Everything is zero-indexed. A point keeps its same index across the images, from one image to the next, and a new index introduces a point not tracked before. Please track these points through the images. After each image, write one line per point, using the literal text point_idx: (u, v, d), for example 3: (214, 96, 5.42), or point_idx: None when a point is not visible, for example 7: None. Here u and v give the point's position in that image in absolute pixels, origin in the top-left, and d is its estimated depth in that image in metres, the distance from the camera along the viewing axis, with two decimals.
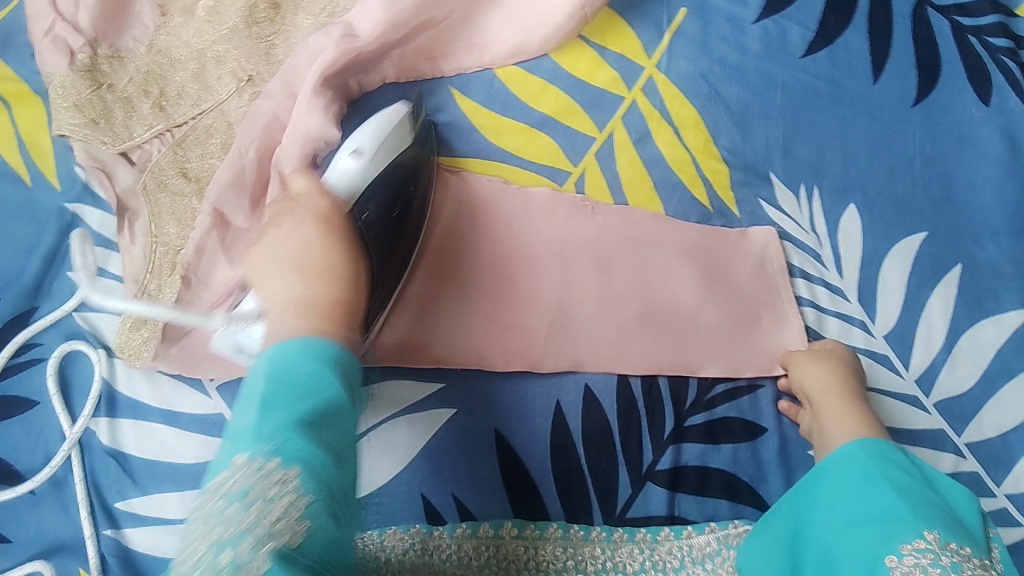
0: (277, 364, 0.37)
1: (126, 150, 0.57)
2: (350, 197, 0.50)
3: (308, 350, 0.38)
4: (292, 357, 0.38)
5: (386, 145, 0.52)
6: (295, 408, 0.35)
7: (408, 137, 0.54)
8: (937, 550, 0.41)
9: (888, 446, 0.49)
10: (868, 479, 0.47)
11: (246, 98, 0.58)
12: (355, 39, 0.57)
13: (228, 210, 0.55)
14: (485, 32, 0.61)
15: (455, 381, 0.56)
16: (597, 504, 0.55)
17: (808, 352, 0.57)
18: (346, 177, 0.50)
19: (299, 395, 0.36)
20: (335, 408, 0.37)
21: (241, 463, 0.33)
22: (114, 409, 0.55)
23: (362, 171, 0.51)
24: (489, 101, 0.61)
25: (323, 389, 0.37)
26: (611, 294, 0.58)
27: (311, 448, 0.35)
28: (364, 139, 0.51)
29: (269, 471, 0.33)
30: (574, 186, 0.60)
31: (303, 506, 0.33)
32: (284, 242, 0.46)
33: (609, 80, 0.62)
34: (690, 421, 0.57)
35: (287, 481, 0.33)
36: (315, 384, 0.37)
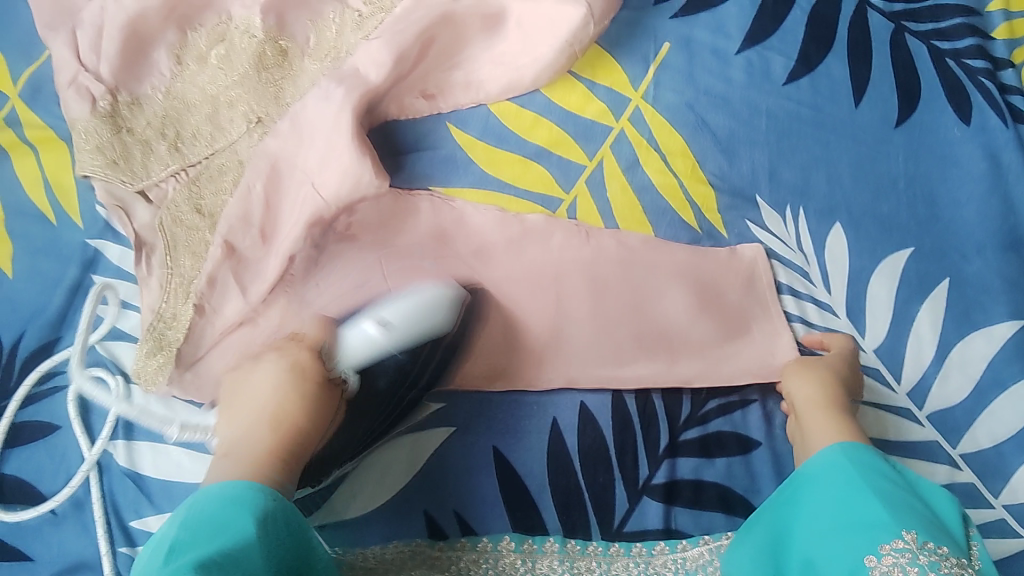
0: (188, 523, 0.42)
1: (144, 189, 0.61)
2: (354, 363, 0.57)
3: (228, 508, 0.43)
4: (204, 516, 0.42)
5: (414, 329, 0.57)
6: (192, 553, 0.39)
7: (447, 320, 0.58)
8: (915, 550, 0.43)
9: (871, 452, 0.50)
10: (848, 482, 0.48)
11: (256, 138, 0.62)
12: (354, 78, 0.61)
13: (238, 243, 0.59)
14: (480, 70, 0.64)
15: (455, 400, 0.59)
16: (594, 518, 0.56)
17: (805, 364, 0.58)
18: (366, 347, 0.57)
19: (201, 542, 0.40)
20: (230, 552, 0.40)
21: None
22: (131, 432, 0.57)
23: (376, 342, 0.57)
24: (485, 134, 0.65)
25: (230, 538, 0.41)
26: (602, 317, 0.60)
27: None
28: (393, 314, 0.57)
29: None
30: (568, 212, 0.63)
31: None
32: (249, 386, 0.56)
33: (599, 112, 0.65)
34: (684, 438, 0.58)
35: None
36: (220, 531, 0.41)
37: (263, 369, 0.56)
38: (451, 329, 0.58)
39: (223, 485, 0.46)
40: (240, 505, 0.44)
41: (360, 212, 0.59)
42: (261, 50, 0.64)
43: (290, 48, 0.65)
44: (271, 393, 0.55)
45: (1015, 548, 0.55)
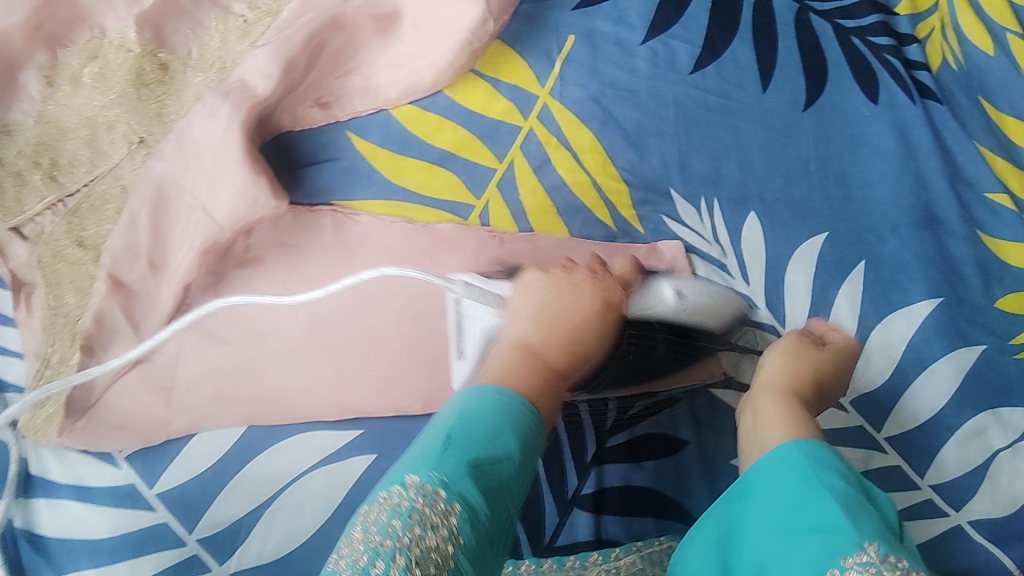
0: (473, 400, 0.45)
1: (19, 225, 0.56)
2: (638, 312, 0.53)
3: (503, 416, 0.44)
4: (487, 402, 0.45)
5: (702, 312, 0.54)
6: (473, 445, 0.42)
7: (727, 321, 0.56)
8: (879, 563, 0.41)
9: (823, 448, 0.49)
10: (803, 484, 0.46)
11: (139, 159, 0.58)
12: (239, 91, 0.57)
13: (124, 274, 0.55)
14: (374, 74, 0.62)
15: (374, 425, 0.56)
16: (524, 534, 0.54)
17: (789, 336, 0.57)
18: (658, 305, 0.53)
19: (481, 435, 0.43)
20: (503, 459, 0.43)
21: (412, 487, 0.40)
22: (29, 489, 0.53)
23: (672, 307, 0.53)
24: (386, 140, 0.62)
25: (504, 440, 0.43)
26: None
27: (475, 490, 0.40)
28: (693, 291, 0.54)
29: (434, 499, 0.39)
30: (480, 217, 0.61)
31: (454, 543, 0.39)
32: (551, 300, 0.52)
33: (504, 110, 0.62)
34: (611, 443, 0.57)
35: (447, 514, 0.39)
36: (501, 431, 0.43)
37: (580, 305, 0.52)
38: (716, 327, 0.55)
39: (484, 390, 0.46)
40: (509, 419, 0.44)
41: (258, 233, 0.57)
42: (138, 66, 0.60)
43: (169, 60, 0.61)
44: (565, 314, 0.51)
45: (943, 527, 0.55)
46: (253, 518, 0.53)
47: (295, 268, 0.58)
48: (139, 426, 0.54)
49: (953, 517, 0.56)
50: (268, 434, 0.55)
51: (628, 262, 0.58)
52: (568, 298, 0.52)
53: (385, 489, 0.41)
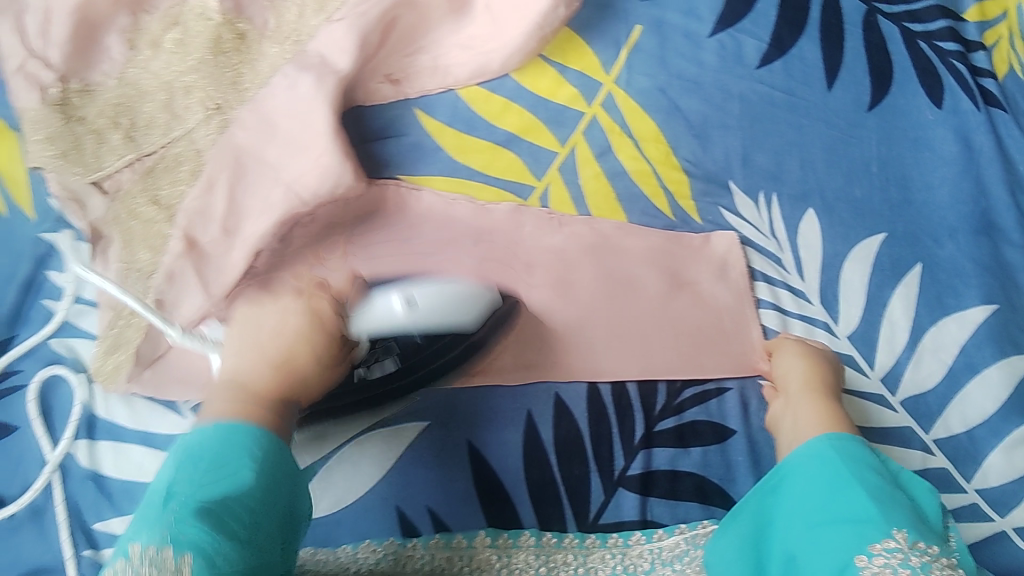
0: (189, 451, 0.43)
1: (99, 180, 0.58)
2: (366, 336, 0.56)
3: (231, 443, 0.44)
4: (202, 449, 0.43)
5: (432, 321, 0.56)
6: (192, 493, 0.40)
7: (474, 316, 0.57)
8: (906, 550, 0.43)
9: (854, 443, 0.50)
10: (836, 478, 0.48)
11: (215, 126, 0.59)
12: (321, 66, 0.59)
13: (199, 233, 0.57)
14: (445, 54, 0.63)
15: (428, 394, 0.58)
16: (569, 511, 0.56)
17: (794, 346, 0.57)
18: (384, 319, 0.56)
19: (203, 480, 0.41)
20: (235, 491, 0.41)
21: (134, 556, 0.35)
22: (93, 432, 0.55)
23: (399, 320, 0.56)
24: (453, 120, 0.63)
25: (232, 476, 0.42)
26: (587, 308, 0.59)
27: (209, 533, 0.37)
28: (422, 294, 0.56)
29: (161, 560, 0.35)
30: (540, 200, 0.62)
31: None
32: (270, 319, 0.55)
33: (570, 96, 0.63)
34: (660, 427, 0.57)
35: (180, 569, 0.35)
36: (224, 468, 0.42)
37: (290, 325, 0.55)
38: (468, 323, 0.57)
39: (203, 436, 0.44)
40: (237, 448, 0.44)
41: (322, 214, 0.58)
42: (216, 34, 0.61)
43: (247, 31, 0.61)
44: (291, 337, 0.54)
45: (987, 532, 0.55)
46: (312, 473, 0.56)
47: (360, 241, 0.60)
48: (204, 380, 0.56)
49: (997, 522, 0.56)
50: None
51: (348, 283, 0.58)
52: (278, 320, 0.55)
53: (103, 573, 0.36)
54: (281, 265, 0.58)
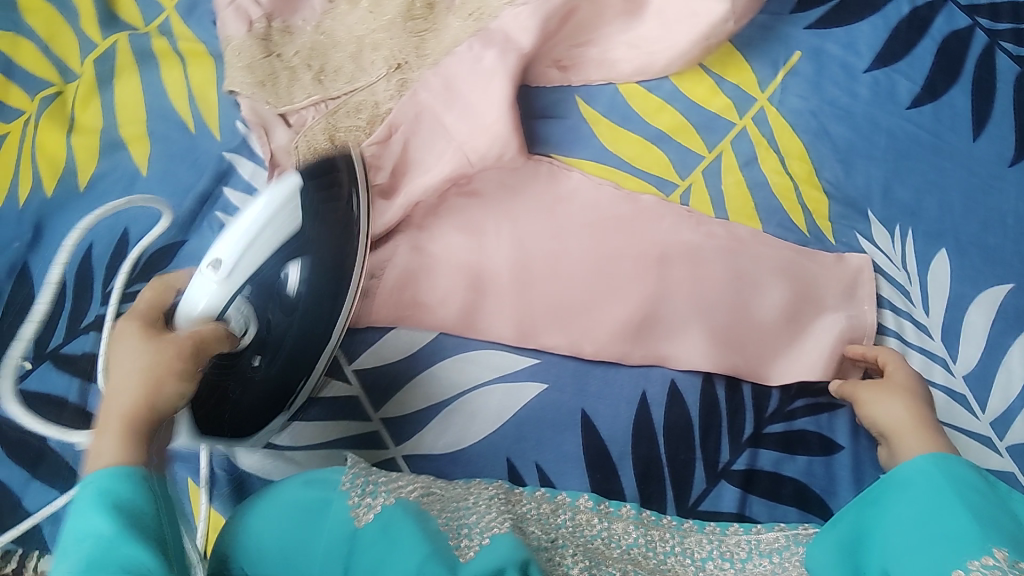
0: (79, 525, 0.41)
1: (286, 113, 0.63)
2: (213, 319, 0.52)
3: (106, 503, 0.42)
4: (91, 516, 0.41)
5: (271, 231, 0.53)
6: None
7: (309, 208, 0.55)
8: (1005, 567, 0.43)
9: (960, 464, 0.50)
10: (939, 496, 0.48)
11: (394, 83, 0.64)
12: (505, 42, 0.63)
13: (372, 174, 0.62)
14: (613, 49, 0.67)
15: (551, 359, 0.61)
16: (670, 492, 0.58)
17: (875, 384, 0.57)
18: (210, 295, 0.52)
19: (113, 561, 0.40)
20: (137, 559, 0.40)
21: None
22: None
23: (223, 284, 0.52)
24: (610, 111, 0.67)
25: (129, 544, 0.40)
26: (706, 304, 0.61)
27: None
28: (222, 250, 0.53)
29: None
30: (681, 197, 0.64)
31: None
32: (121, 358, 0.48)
33: (723, 106, 0.66)
34: (768, 429, 0.59)
35: None
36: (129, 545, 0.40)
37: (127, 390, 0.46)
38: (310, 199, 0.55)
39: (98, 486, 0.42)
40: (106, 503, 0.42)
41: (482, 178, 0.63)
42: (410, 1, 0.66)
43: (437, 3, 0.67)
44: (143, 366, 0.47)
45: None
46: (431, 414, 0.59)
47: (508, 206, 0.63)
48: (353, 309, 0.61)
49: None
50: (459, 345, 0.61)
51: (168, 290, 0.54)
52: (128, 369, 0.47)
53: None
54: (435, 219, 0.62)
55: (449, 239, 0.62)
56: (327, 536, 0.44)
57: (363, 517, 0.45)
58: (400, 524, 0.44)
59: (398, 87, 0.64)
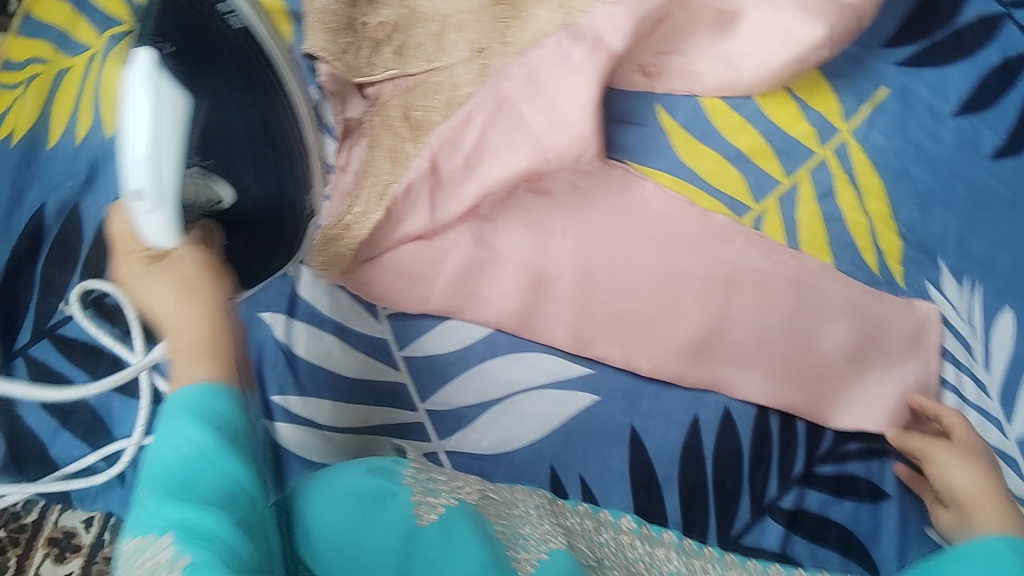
0: (167, 414, 0.42)
1: (364, 84, 0.63)
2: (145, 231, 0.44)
3: (203, 406, 0.42)
4: (177, 408, 0.42)
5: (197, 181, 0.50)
6: (172, 480, 0.39)
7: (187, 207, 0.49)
8: None
9: None
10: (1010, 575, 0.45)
11: (474, 69, 0.62)
12: (596, 40, 0.61)
13: (442, 159, 0.60)
14: (700, 62, 0.65)
15: (604, 371, 0.59)
16: (713, 521, 0.56)
17: (948, 444, 0.55)
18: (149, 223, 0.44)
19: (179, 470, 0.40)
20: (203, 470, 0.40)
21: (129, 551, 0.37)
22: (293, 310, 0.59)
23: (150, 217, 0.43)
24: (690, 125, 0.65)
25: (200, 450, 0.40)
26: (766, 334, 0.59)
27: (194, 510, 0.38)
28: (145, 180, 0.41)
29: (152, 543, 0.36)
30: (754, 221, 0.62)
31: (183, 565, 0.35)
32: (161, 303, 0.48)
33: (805, 133, 0.65)
34: (820, 470, 0.58)
35: (161, 546, 0.36)
36: (190, 459, 0.40)
37: (191, 312, 0.48)
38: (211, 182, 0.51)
39: (186, 392, 0.43)
40: (201, 418, 0.42)
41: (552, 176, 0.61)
42: None
43: None
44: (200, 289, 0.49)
45: None
46: (479, 412, 0.58)
47: (578, 208, 0.61)
48: (403, 292, 0.59)
49: None
50: (514, 344, 0.60)
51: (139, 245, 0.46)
52: (180, 308, 0.47)
53: (130, 540, 0.37)
54: (502, 213, 0.61)
55: (514, 237, 0.61)
56: (387, 530, 0.42)
57: (425, 518, 0.43)
58: (460, 530, 0.43)
59: (479, 73, 0.62)
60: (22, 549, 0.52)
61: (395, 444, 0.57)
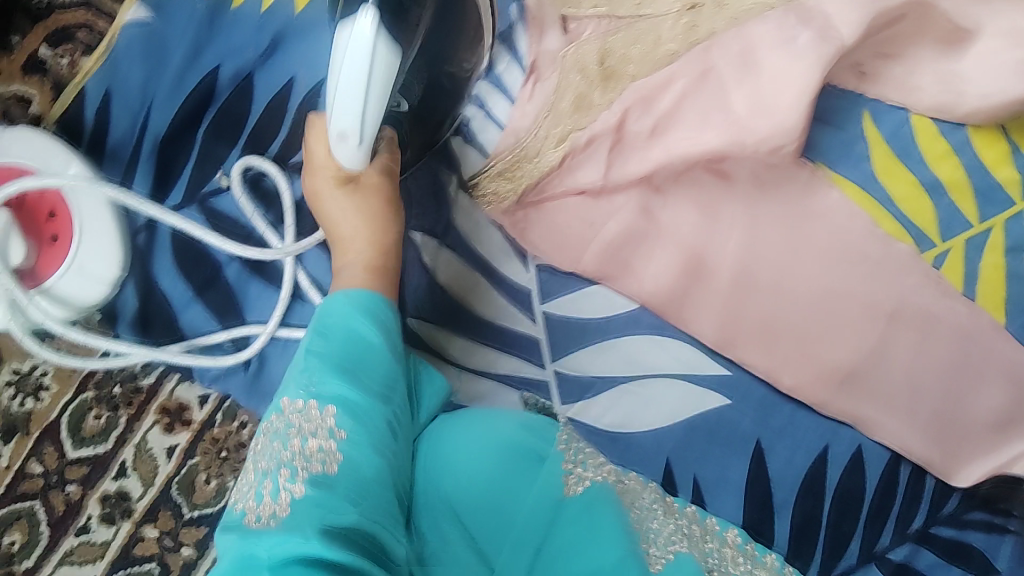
0: (326, 308, 0.43)
1: (568, 17, 0.60)
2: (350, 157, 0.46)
3: (364, 307, 0.43)
4: (339, 306, 0.43)
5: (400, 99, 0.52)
6: (337, 357, 0.41)
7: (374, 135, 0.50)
8: None
9: None
10: None
11: (682, 25, 0.58)
12: (822, 25, 0.55)
13: (631, 119, 0.56)
14: (916, 76, 0.59)
15: (742, 377, 0.57)
16: (819, 558, 0.54)
17: None
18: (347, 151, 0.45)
19: (341, 346, 0.41)
20: (365, 356, 0.41)
21: (286, 408, 0.39)
22: (445, 237, 0.58)
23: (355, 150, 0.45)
24: (893, 139, 0.60)
25: (360, 339, 0.42)
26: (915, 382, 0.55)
27: (353, 392, 0.40)
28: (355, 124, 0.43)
29: (308, 412, 0.39)
30: (935, 259, 0.59)
31: (339, 439, 0.38)
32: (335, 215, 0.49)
33: (1009, 179, 0.59)
34: (936, 531, 0.55)
35: (323, 419, 0.38)
36: (353, 336, 0.42)
37: (362, 230, 0.49)
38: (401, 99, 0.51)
39: (350, 290, 0.44)
40: (374, 318, 0.43)
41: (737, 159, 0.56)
42: None
43: None
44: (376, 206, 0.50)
45: None
46: (608, 386, 0.56)
47: (756, 202, 0.56)
48: (563, 248, 0.57)
49: None
50: (656, 327, 0.57)
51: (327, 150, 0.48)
52: (351, 219, 0.49)
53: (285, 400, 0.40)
54: (679, 190, 0.57)
55: (684, 216, 0.57)
56: (537, 496, 0.43)
57: (572, 488, 0.44)
58: (602, 508, 0.44)
59: (686, 31, 0.58)
60: (134, 411, 0.53)
61: (523, 397, 0.56)
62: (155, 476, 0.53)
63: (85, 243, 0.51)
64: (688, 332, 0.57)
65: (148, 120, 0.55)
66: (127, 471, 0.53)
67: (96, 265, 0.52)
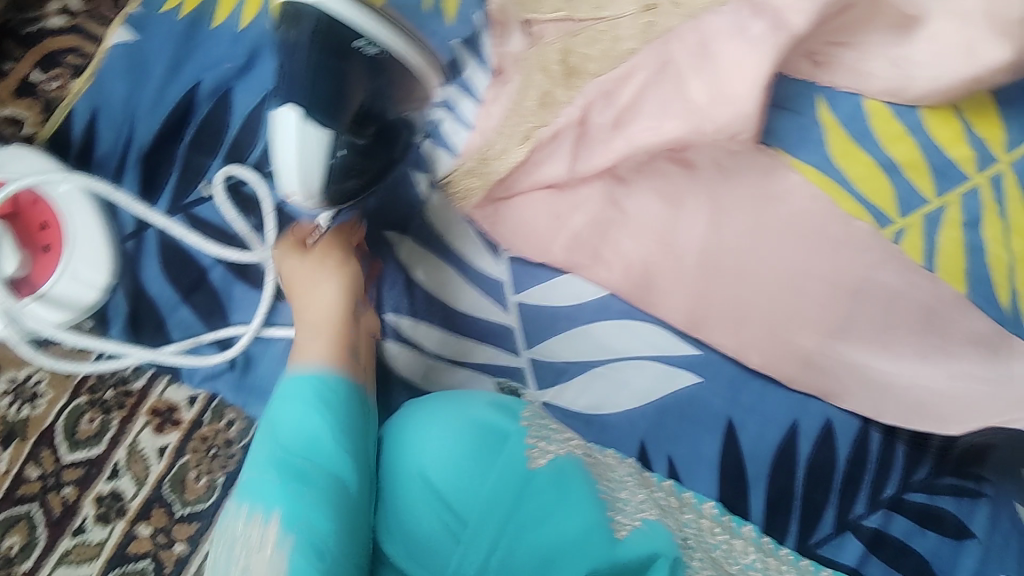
0: (273, 407, 0.45)
1: (531, 21, 0.62)
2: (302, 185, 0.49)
3: (302, 398, 0.45)
4: (282, 404, 0.45)
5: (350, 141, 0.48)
6: (283, 460, 0.42)
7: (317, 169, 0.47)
8: None
9: None
10: None
11: (639, 24, 0.61)
12: (772, 17, 0.57)
13: (594, 114, 0.59)
14: (867, 62, 0.62)
15: (712, 357, 0.59)
16: (795, 527, 0.55)
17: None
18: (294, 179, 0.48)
19: (289, 448, 0.43)
20: (313, 452, 0.43)
21: (235, 519, 0.40)
22: (421, 235, 0.60)
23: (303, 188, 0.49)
24: (849, 123, 0.63)
25: (308, 432, 0.43)
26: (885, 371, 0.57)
27: (297, 494, 0.41)
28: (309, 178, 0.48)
29: (253, 522, 0.40)
30: (894, 235, 0.60)
31: (285, 544, 0.39)
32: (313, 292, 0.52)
33: (963, 156, 0.62)
34: (909, 498, 0.57)
35: (267, 529, 0.39)
36: (301, 430, 0.43)
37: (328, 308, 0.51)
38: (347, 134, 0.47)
39: (294, 379, 0.46)
40: (319, 406, 0.44)
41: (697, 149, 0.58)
42: None
43: None
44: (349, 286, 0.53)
45: None
46: (580, 370, 0.58)
47: (717, 187, 0.58)
48: (533, 240, 0.59)
49: None
50: (625, 312, 0.59)
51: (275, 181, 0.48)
52: (321, 304, 0.52)
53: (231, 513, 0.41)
54: (644, 179, 0.59)
55: (649, 207, 0.59)
56: (501, 470, 0.44)
57: (537, 460, 0.45)
58: (572, 477, 0.45)
59: (643, 29, 0.60)
60: (127, 412, 0.56)
61: (497, 383, 0.57)
62: (147, 475, 0.55)
63: (76, 251, 0.54)
64: (655, 316, 0.59)
65: (131, 135, 0.58)
66: (120, 471, 0.54)
67: (89, 271, 0.54)
